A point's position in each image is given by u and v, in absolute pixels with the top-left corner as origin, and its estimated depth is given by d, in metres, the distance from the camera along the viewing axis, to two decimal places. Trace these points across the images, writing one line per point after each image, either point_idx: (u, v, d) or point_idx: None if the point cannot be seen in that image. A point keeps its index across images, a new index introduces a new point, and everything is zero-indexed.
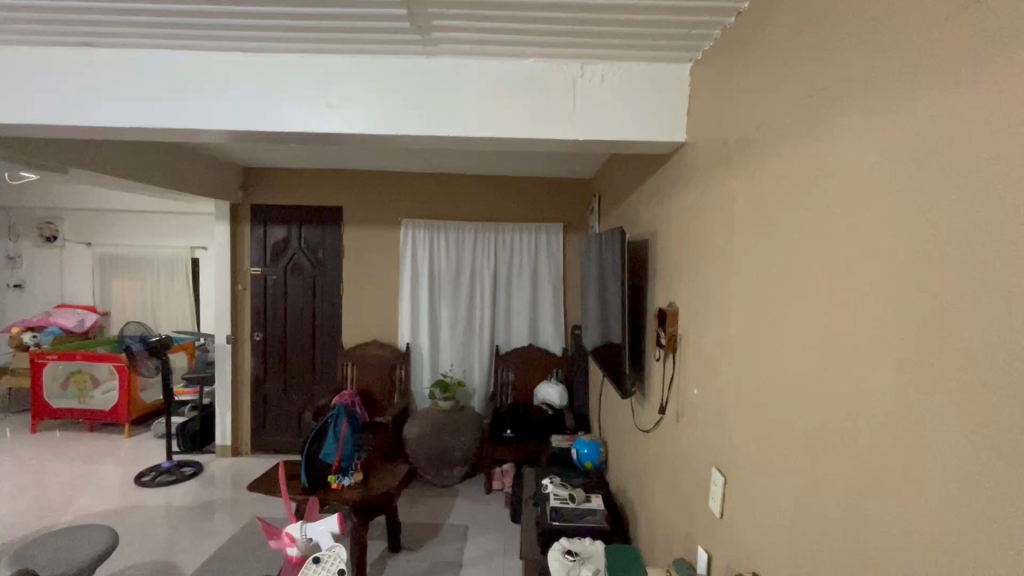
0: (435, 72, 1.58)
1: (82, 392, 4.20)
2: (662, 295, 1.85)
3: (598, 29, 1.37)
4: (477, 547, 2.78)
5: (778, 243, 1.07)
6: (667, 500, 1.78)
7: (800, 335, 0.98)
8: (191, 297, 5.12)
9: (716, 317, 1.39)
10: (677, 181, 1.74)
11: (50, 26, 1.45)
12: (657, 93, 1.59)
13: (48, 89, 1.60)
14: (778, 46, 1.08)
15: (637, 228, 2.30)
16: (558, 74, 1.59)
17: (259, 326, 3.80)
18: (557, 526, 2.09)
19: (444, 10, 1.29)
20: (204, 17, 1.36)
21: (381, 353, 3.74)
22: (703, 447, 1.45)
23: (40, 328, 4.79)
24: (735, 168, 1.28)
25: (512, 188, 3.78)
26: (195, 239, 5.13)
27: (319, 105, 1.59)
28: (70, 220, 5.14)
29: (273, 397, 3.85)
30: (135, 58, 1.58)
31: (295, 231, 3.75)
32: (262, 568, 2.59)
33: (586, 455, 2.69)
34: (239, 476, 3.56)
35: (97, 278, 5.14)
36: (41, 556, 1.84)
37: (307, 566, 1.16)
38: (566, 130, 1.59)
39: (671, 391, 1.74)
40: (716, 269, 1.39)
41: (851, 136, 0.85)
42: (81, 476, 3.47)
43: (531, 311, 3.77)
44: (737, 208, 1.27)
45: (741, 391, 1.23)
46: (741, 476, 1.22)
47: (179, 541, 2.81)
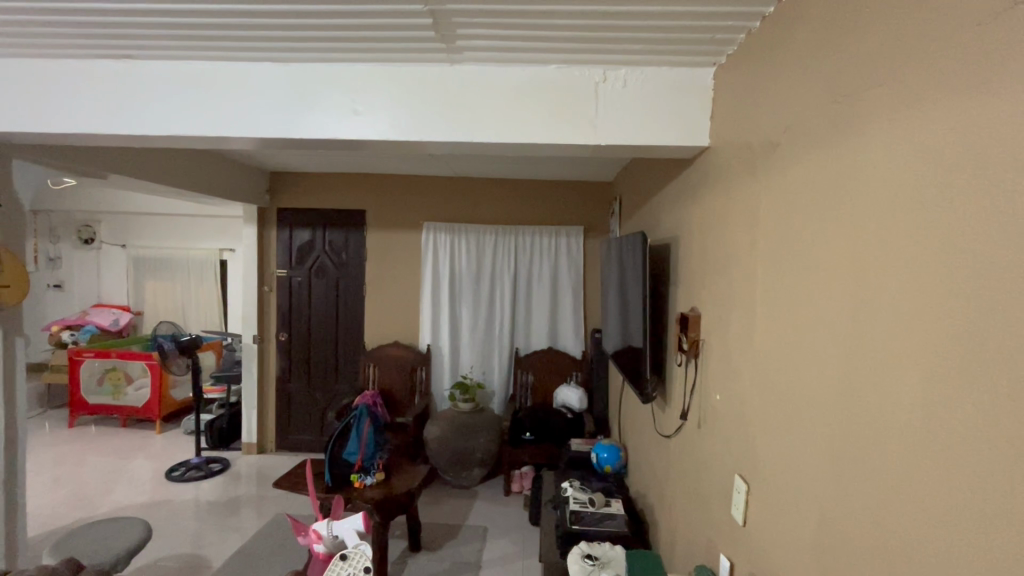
0: (459, 78, 1.61)
1: (116, 389, 4.36)
2: (684, 300, 1.84)
3: (622, 34, 1.38)
4: (496, 548, 2.80)
5: (803, 248, 1.06)
6: (688, 507, 1.76)
7: (825, 343, 0.97)
8: (219, 298, 5.26)
9: (739, 322, 1.38)
10: (699, 185, 1.73)
11: (97, 41, 1.52)
12: (681, 98, 1.59)
13: (90, 98, 1.67)
14: (803, 52, 1.08)
15: (658, 232, 2.29)
16: (581, 81, 1.60)
17: (284, 326, 3.89)
18: (576, 529, 2.09)
19: (468, 19, 1.32)
20: (236, 30, 1.41)
21: (402, 354, 3.77)
22: (725, 454, 1.44)
23: (77, 327, 4.99)
24: (760, 173, 1.26)
25: (532, 191, 3.80)
26: (223, 241, 5.27)
27: (346, 113, 1.63)
28: (106, 222, 5.34)
29: (297, 396, 3.93)
30: (172, 67, 1.64)
31: (319, 233, 3.83)
32: (285, 564, 2.65)
33: (606, 459, 2.70)
34: (264, 474, 3.64)
35: (132, 279, 5.33)
36: (81, 546, 1.91)
37: (335, 563, 1.17)
38: (588, 136, 1.60)
39: (693, 396, 1.72)
40: (740, 276, 1.38)
41: (880, 142, 0.84)
42: (115, 471, 3.59)
43: (551, 314, 3.77)
44: (761, 212, 1.26)
45: (765, 399, 1.21)
46: (765, 484, 1.20)
47: (206, 535, 2.88)
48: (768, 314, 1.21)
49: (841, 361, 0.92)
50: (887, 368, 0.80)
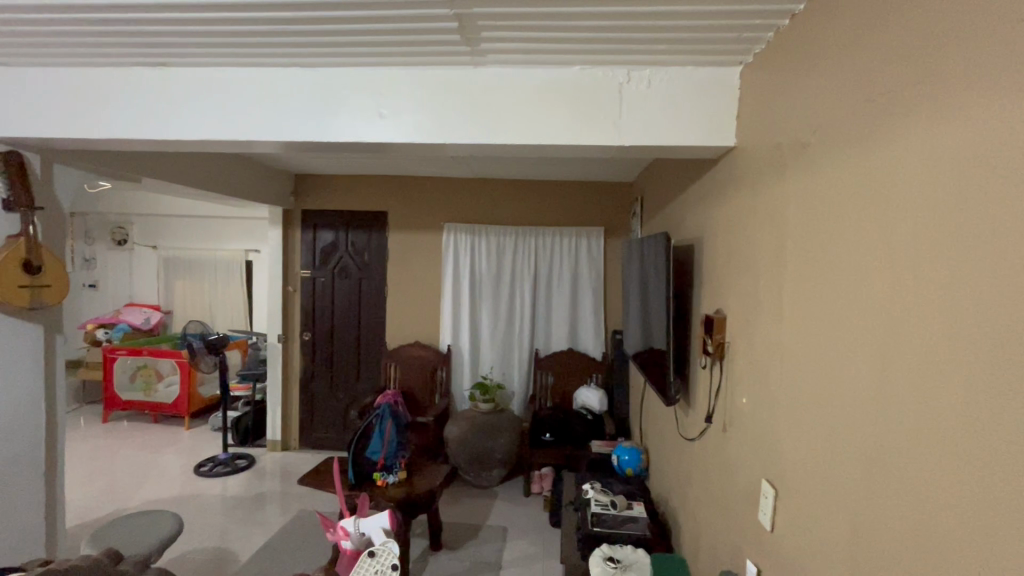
0: (483, 80, 1.62)
1: (148, 386, 4.50)
2: (709, 301, 1.82)
3: (648, 35, 1.37)
4: (516, 548, 2.81)
5: (836, 249, 1.03)
6: (713, 512, 1.74)
7: (857, 346, 0.95)
8: (245, 298, 5.38)
9: (767, 324, 1.35)
10: (725, 185, 1.71)
11: (134, 50, 1.57)
12: (706, 97, 1.57)
13: (125, 103, 1.72)
14: (835, 51, 1.06)
15: (682, 233, 2.27)
16: (605, 82, 1.59)
17: (307, 326, 3.96)
18: (598, 532, 2.08)
19: (493, 21, 1.33)
20: (267, 37, 1.44)
21: (423, 354, 3.80)
22: (752, 458, 1.42)
23: (111, 325, 5.16)
24: (789, 173, 1.24)
25: (552, 192, 3.79)
26: (249, 242, 5.39)
27: (372, 116, 1.65)
28: (138, 224, 5.51)
29: (320, 394, 4.00)
30: (205, 74, 1.69)
31: (342, 234, 3.89)
32: (309, 560, 2.69)
33: (627, 462, 2.70)
34: (288, 471, 3.71)
35: (162, 279, 5.48)
36: (116, 538, 1.98)
37: (363, 560, 1.15)
38: (612, 137, 1.59)
39: (718, 399, 1.70)
40: (768, 278, 1.36)
41: (916, 141, 0.81)
42: (146, 465, 3.70)
43: (571, 316, 3.77)
44: (791, 213, 1.24)
45: (795, 403, 1.19)
46: (794, 490, 1.18)
47: (232, 530, 2.94)
48: (798, 316, 1.19)
49: (875, 365, 0.90)
50: (926, 373, 0.77)
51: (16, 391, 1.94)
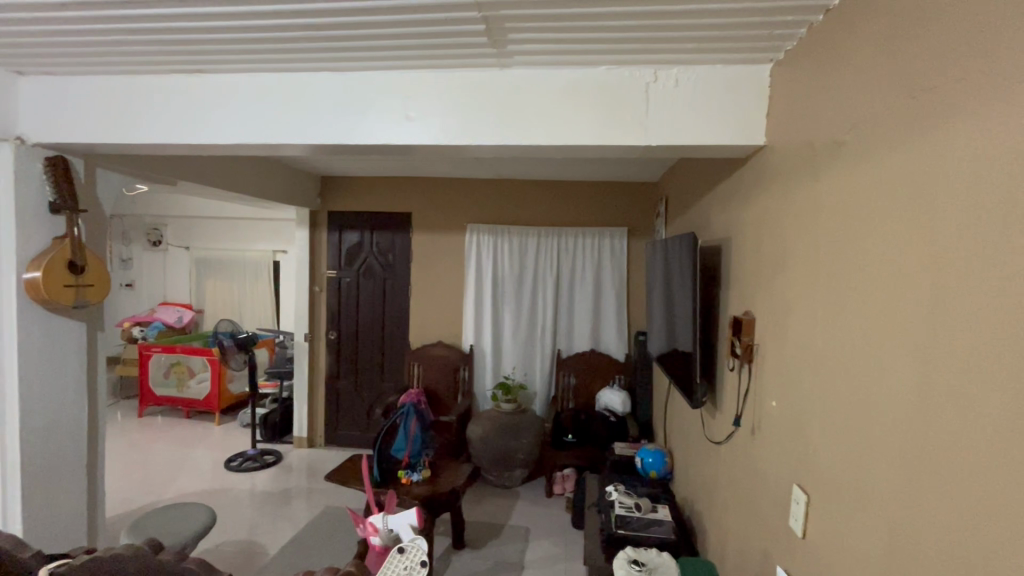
0: (509, 83, 1.63)
1: (180, 382, 4.64)
2: (737, 302, 1.80)
3: (675, 34, 1.36)
4: (539, 549, 2.81)
5: (872, 251, 1.01)
6: (741, 517, 1.71)
7: (895, 350, 0.93)
8: (272, 298, 5.51)
9: (799, 327, 1.33)
10: (754, 184, 1.68)
11: (173, 59, 1.62)
12: (735, 96, 1.55)
13: (163, 110, 1.78)
14: (872, 47, 1.03)
15: (708, 234, 2.24)
16: (630, 82, 1.58)
17: (333, 325, 4.03)
18: (621, 534, 2.07)
19: (520, 23, 1.34)
20: (297, 43, 1.48)
21: (445, 353, 3.83)
22: (782, 463, 1.39)
23: (146, 323, 5.35)
24: (822, 172, 1.22)
25: (575, 192, 3.78)
26: (276, 243, 5.52)
27: (399, 119, 1.68)
28: (172, 226, 5.70)
29: (345, 392, 4.07)
30: (238, 80, 1.74)
31: (367, 235, 3.95)
32: (335, 555, 2.73)
33: (651, 464, 2.67)
34: (315, 467, 3.79)
35: (194, 279, 5.65)
36: (153, 528, 2.05)
37: (392, 555, 1.15)
38: (638, 138, 1.58)
39: (746, 402, 1.68)
40: (800, 279, 1.33)
41: (958, 140, 0.79)
42: (179, 459, 3.82)
43: (594, 316, 3.75)
44: (825, 215, 1.21)
45: (828, 407, 1.16)
46: (827, 496, 1.16)
47: (261, 524, 3.01)
48: (832, 320, 1.16)
49: (913, 369, 0.87)
50: (970, 380, 0.75)
51: (65, 386, 2.03)
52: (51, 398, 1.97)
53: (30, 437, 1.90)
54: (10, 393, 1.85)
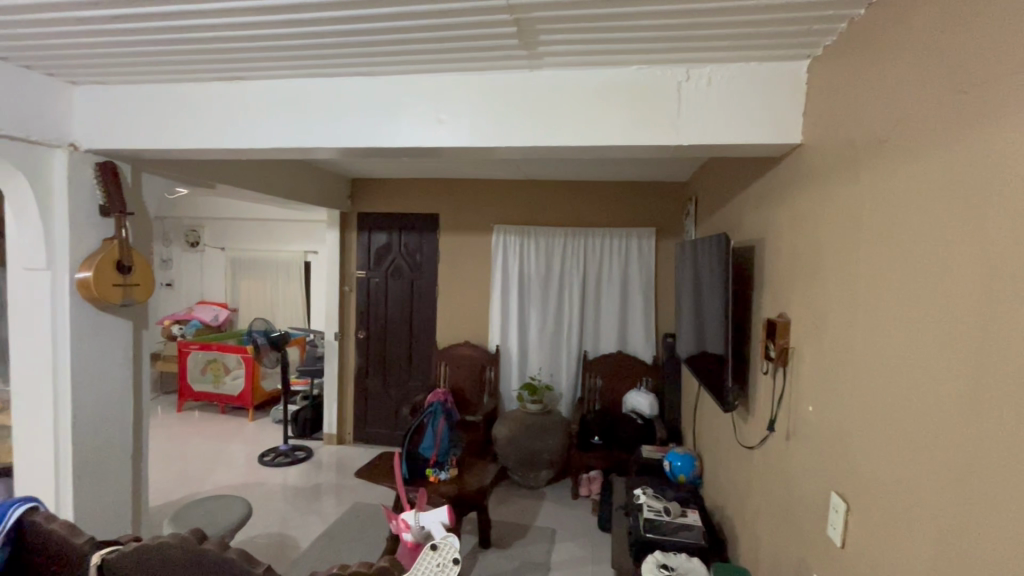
0: (540, 84, 1.64)
1: (216, 378, 4.80)
2: (772, 305, 1.76)
3: (710, 32, 1.34)
4: (566, 550, 2.80)
5: (918, 253, 0.97)
6: (775, 524, 1.67)
7: (943, 355, 0.89)
8: (303, 298, 5.65)
9: (837, 330, 1.29)
10: (789, 184, 1.64)
11: (214, 66, 1.68)
12: (770, 94, 1.52)
13: (205, 116, 1.85)
14: (919, 41, 0.99)
15: (740, 234, 2.20)
16: (661, 81, 1.57)
17: (362, 325, 4.10)
18: (651, 538, 2.04)
19: (551, 25, 1.34)
20: (332, 48, 1.51)
21: (471, 354, 3.85)
22: (820, 471, 1.35)
23: (185, 321, 5.54)
24: (863, 171, 1.18)
25: (602, 192, 3.76)
26: (307, 244, 5.66)
27: (430, 121, 1.70)
28: (208, 227, 5.89)
29: (374, 391, 4.13)
30: (276, 86, 1.79)
31: (395, 236, 4.01)
32: (364, 550, 2.78)
33: (680, 468, 2.63)
34: (344, 463, 3.87)
35: (229, 279, 5.84)
36: (193, 519, 2.12)
37: (425, 552, 1.17)
38: (670, 138, 1.57)
39: (781, 406, 1.64)
40: (838, 281, 1.29)
41: (1013, 136, 0.76)
42: (216, 453, 3.95)
43: (621, 318, 3.72)
44: (865, 215, 1.17)
45: (868, 413, 1.13)
46: (868, 504, 1.12)
47: (293, 519, 3.09)
48: (875, 324, 1.12)
49: (964, 374, 0.84)
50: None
51: (113, 382, 2.12)
52: (100, 392, 2.07)
53: (81, 429, 1.99)
54: (63, 386, 1.95)
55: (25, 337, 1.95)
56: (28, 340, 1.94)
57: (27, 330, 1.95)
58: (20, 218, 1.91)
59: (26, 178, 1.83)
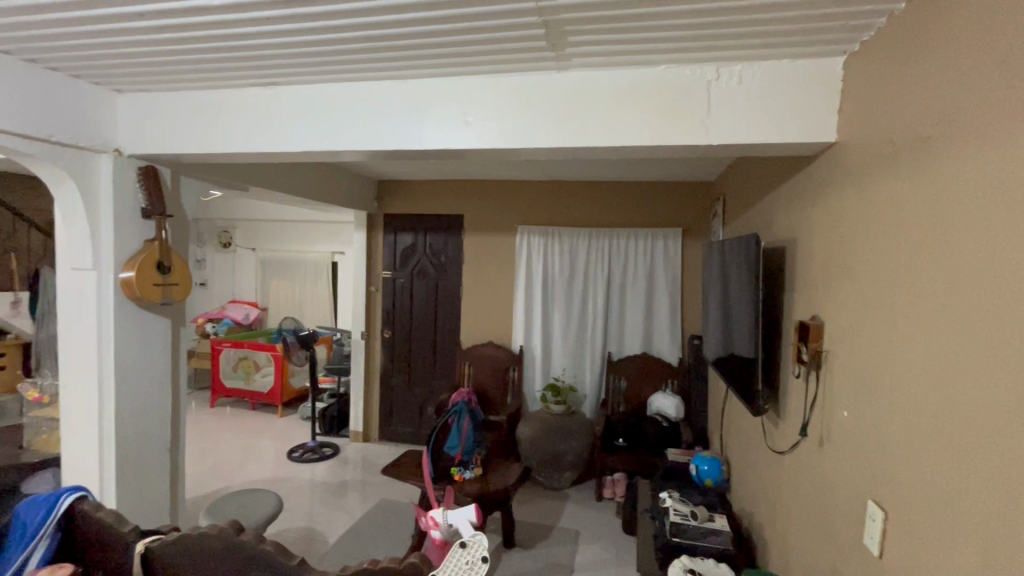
0: (568, 85, 1.64)
1: (247, 375, 4.93)
2: (804, 307, 1.72)
3: (743, 30, 1.32)
4: (589, 553, 2.79)
5: (962, 254, 0.94)
6: (807, 532, 1.64)
7: (988, 361, 0.86)
8: (331, 297, 5.77)
9: (874, 333, 1.26)
10: (824, 183, 1.60)
11: (250, 72, 1.74)
12: (804, 92, 1.49)
13: (241, 122, 1.91)
14: (964, 35, 0.96)
15: (771, 235, 2.16)
16: (691, 80, 1.55)
17: (388, 324, 4.16)
18: (677, 542, 2.02)
19: (581, 27, 1.34)
20: (363, 53, 1.54)
21: (495, 354, 3.87)
22: (855, 479, 1.32)
23: (217, 319, 5.71)
24: (903, 170, 1.14)
25: (627, 192, 3.73)
26: (335, 245, 5.78)
27: (458, 123, 1.72)
28: (240, 229, 6.06)
29: (399, 389, 4.19)
30: (309, 90, 1.84)
31: (421, 237, 4.06)
32: (390, 546, 2.82)
33: (706, 472, 2.59)
34: (370, 460, 3.93)
35: (259, 279, 5.99)
36: (228, 511, 2.19)
37: (455, 549, 1.18)
38: (699, 138, 1.55)
39: (814, 411, 1.60)
40: (876, 283, 1.26)
41: None
42: (247, 448, 4.06)
43: (646, 319, 3.69)
44: (905, 215, 1.14)
45: (907, 418, 1.10)
46: (908, 513, 1.09)
47: (321, 514, 3.16)
48: (913, 329, 1.09)
49: (1011, 381, 0.81)
50: None
51: (154, 378, 2.21)
52: (142, 388, 2.16)
53: (124, 423, 2.08)
54: (108, 382, 2.04)
55: (74, 335, 2.04)
56: (76, 336, 2.04)
57: (74, 327, 2.04)
58: (69, 221, 2.00)
59: (74, 182, 1.92)
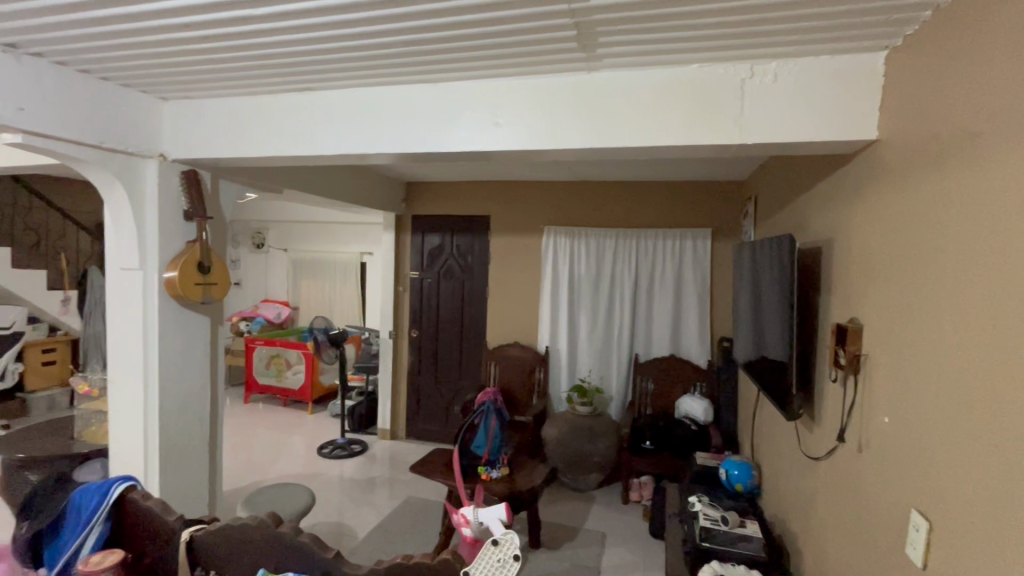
0: (598, 85, 1.63)
1: (279, 373, 5.07)
2: (842, 309, 1.67)
3: (779, 27, 1.30)
4: (616, 555, 2.77)
5: (1013, 254, 0.90)
6: (845, 540, 1.59)
7: None
8: (359, 297, 5.88)
9: (917, 337, 1.21)
10: (864, 181, 1.56)
11: (287, 78, 1.79)
12: (843, 88, 1.45)
13: (278, 126, 1.97)
14: (1016, 26, 0.92)
15: (806, 235, 2.11)
16: (725, 79, 1.53)
17: (415, 324, 4.22)
18: (707, 547, 2.00)
19: (613, 28, 1.35)
20: (395, 57, 1.58)
21: (521, 354, 3.88)
22: (896, 487, 1.28)
23: (251, 318, 5.89)
24: (950, 167, 1.10)
25: (656, 192, 3.69)
26: (363, 245, 5.89)
27: (488, 126, 1.74)
28: (273, 230, 6.24)
29: (425, 388, 4.24)
30: (343, 95, 1.88)
31: (448, 238, 4.10)
32: (418, 543, 2.86)
33: (737, 477, 2.54)
34: (396, 458, 3.99)
35: (291, 278, 6.15)
36: (264, 504, 2.26)
37: (487, 547, 1.19)
38: (733, 137, 1.53)
39: (851, 416, 1.56)
40: (919, 285, 1.22)
41: None
42: (279, 443, 4.18)
43: (674, 321, 3.64)
44: (951, 214, 1.10)
45: (953, 425, 1.06)
46: (954, 522, 1.05)
47: (350, 509, 3.22)
48: (960, 333, 1.04)
49: None
50: None
51: (194, 374, 2.29)
52: (183, 384, 2.24)
53: (166, 418, 2.17)
54: (152, 377, 2.12)
55: (121, 332, 2.14)
56: (123, 333, 2.13)
57: (121, 324, 2.13)
58: (117, 224, 2.10)
59: (123, 186, 2.01)
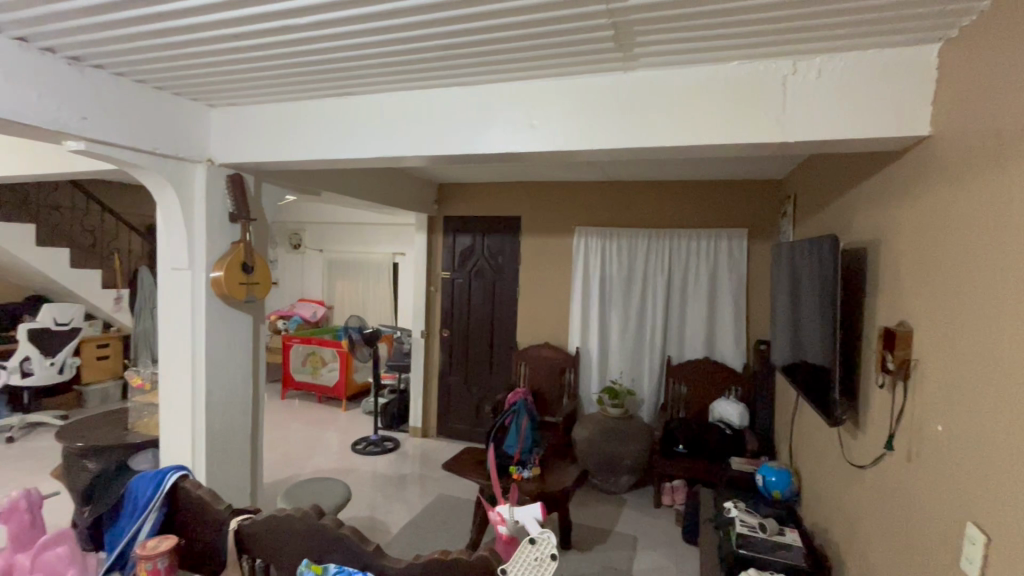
0: (634, 84, 1.62)
1: (315, 370, 5.20)
2: (890, 312, 1.61)
3: (824, 21, 1.26)
4: (648, 559, 2.74)
5: None
6: (892, 550, 1.54)
7: None
8: (391, 297, 5.98)
9: (974, 342, 1.16)
10: (914, 179, 1.50)
11: (329, 84, 1.85)
12: (892, 83, 1.40)
13: (318, 131, 2.03)
14: None
15: (850, 234, 2.04)
16: (766, 76, 1.50)
17: (446, 323, 4.27)
18: (745, 556, 1.94)
19: (650, 26, 1.34)
20: (433, 61, 1.61)
21: (551, 355, 3.88)
22: (950, 497, 1.23)
23: (288, 316, 6.07)
24: (1011, 164, 1.05)
25: (689, 192, 3.63)
26: (395, 246, 5.99)
27: (523, 126, 1.75)
28: (309, 231, 6.41)
29: (456, 387, 4.29)
30: (380, 99, 1.93)
31: (479, 239, 4.14)
32: (449, 540, 2.90)
33: (774, 483, 2.48)
34: (428, 455, 4.05)
35: (326, 278, 6.31)
36: (304, 497, 2.33)
37: (524, 546, 1.20)
38: (774, 135, 1.49)
39: (900, 423, 1.50)
40: (976, 287, 1.16)
41: None
42: (315, 439, 4.29)
43: (708, 322, 3.58)
44: (1012, 213, 1.04)
45: (1013, 435, 1.01)
46: (1014, 537, 1.00)
47: (383, 505, 3.28)
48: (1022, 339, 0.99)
49: None
50: None
51: (238, 370, 2.39)
52: (228, 379, 2.33)
53: (212, 411, 2.26)
54: (199, 372, 2.22)
55: (171, 329, 2.24)
56: (173, 330, 2.24)
57: (172, 321, 2.24)
58: (169, 225, 2.20)
59: (174, 189, 2.11)
